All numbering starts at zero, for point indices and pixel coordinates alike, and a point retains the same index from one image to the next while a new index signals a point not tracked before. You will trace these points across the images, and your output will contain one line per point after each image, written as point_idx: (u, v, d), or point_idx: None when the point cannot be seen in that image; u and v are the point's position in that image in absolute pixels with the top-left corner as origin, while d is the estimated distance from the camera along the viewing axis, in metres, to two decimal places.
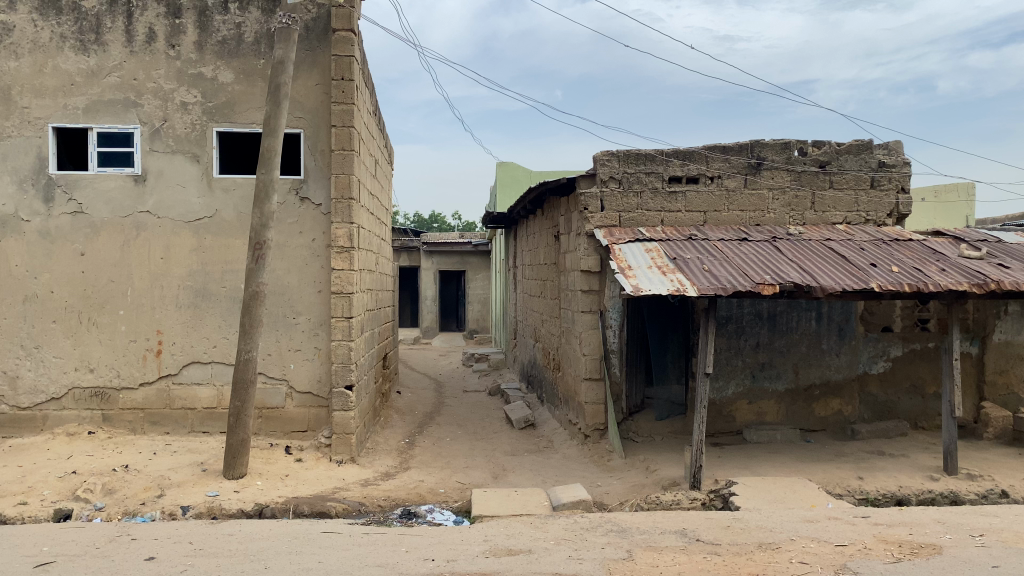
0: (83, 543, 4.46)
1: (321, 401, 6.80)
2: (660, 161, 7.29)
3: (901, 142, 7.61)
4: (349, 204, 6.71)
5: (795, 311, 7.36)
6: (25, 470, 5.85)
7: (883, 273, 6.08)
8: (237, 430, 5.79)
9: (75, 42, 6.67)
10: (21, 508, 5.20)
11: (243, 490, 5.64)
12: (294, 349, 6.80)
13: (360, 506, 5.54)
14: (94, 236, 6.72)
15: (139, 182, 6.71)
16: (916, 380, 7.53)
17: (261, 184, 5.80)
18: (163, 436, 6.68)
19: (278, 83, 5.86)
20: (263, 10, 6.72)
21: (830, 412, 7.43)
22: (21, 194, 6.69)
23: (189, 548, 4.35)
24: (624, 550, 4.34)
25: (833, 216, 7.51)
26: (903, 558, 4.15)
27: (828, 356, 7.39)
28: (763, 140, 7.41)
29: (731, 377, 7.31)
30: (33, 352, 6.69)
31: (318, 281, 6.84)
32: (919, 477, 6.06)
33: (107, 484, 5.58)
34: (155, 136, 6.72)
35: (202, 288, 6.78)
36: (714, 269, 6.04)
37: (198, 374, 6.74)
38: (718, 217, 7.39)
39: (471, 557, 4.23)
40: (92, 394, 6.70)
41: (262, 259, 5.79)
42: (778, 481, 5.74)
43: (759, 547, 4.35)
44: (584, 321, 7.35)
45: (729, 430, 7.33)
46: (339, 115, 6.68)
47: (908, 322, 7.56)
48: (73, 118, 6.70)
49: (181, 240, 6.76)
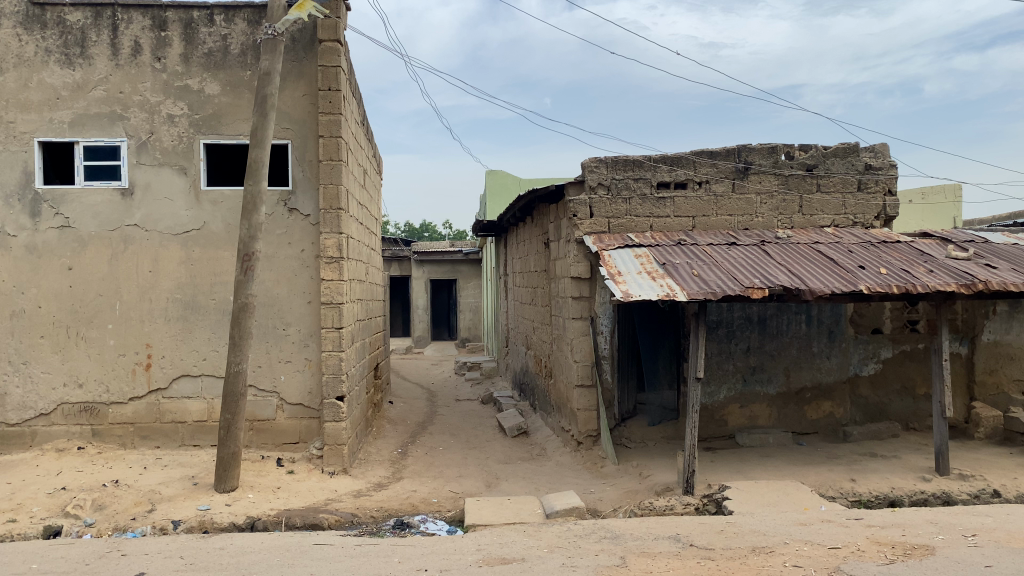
0: (73, 560, 4.42)
1: (312, 413, 6.77)
2: (648, 167, 7.33)
3: (887, 145, 7.67)
4: (338, 214, 6.71)
5: (785, 314, 7.38)
6: (14, 487, 5.80)
7: (871, 275, 6.11)
8: (227, 443, 5.74)
9: (60, 57, 6.65)
10: (10, 526, 5.15)
11: (235, 503, 5.60)
12: (284, 361, 6.77)
13: (352, 518, 5.51)
14: (81, 250, 6.69)
15: (126, 195, 6.69)
16: (906, 381, 7.56)
17: (249, 196, 5.74)
18: (153, 451, 6.64)
19: (265, 95, 5.83)
20: (249, 21, 6.72)
21: (822, 414, 7.44)
22: (7, 209, 6.66)
23: (180, 563, 4.32)
24: (617, 557, 4.32)
25: (820, 219, 7.56)
26: (897, 560, 4.15)
27: (819, 358, 7.41)
28: (750, 144, 7.40)
29: (723, 382, 7.31)
30: (20, 368, 6.64)
31: (307, 292, 6.82)
32: (912, 478, 6.07)
33: (97, 500, 5.52)
34: (142, 149, 6.70)
35: (191, 300, 6.75)
36: (704, 274, 6.06)
37: (189, 387, 6.70)
38: (707, 222, 7.41)
39: (465, 566, 4.21)
40: (81, 409, 6.66)
41: (251, 270, 5.75)
42: (772, 484, 5.75)
43: (753, 551, 4.34)
44: (575, 327, 7.35)
45: (722, 434, 7.31)
46: (326, 125, 6.68)
47: (898, 324, 7.58)
48: (59, 132, 6.68)
49: (170, 253, 6.73)
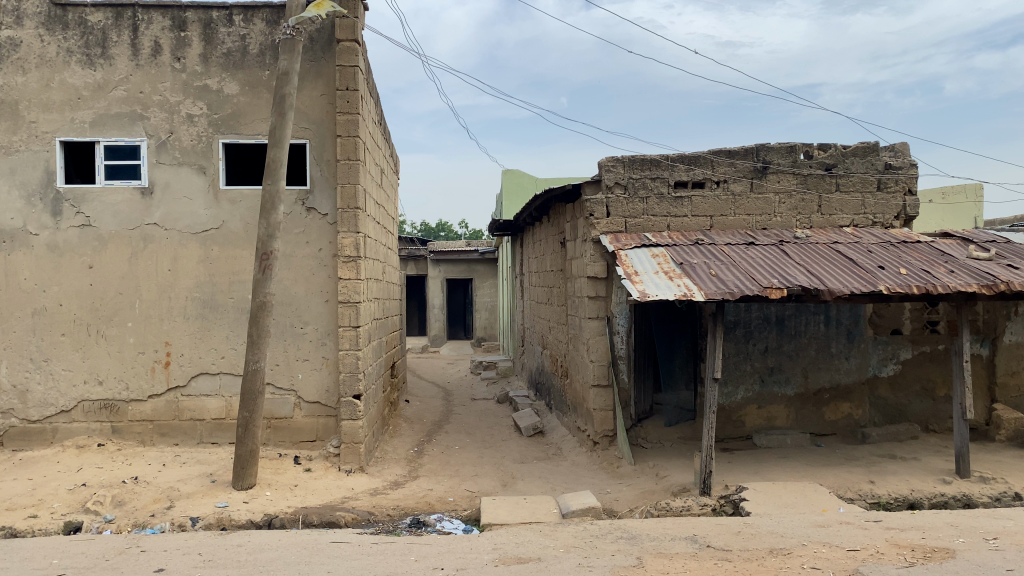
0: (93, 556, 4.46)
1: (329, 411, 6.80)
2: (665, 167, 7.31)
3: (907, 144, 7.60)
4: (355, 213, 6.74)
5: (803, 314, 7.33)
6: (35, 483, 5.87)
7: (891, 275, 6.05)
8: (245, 440, 5.78)
9: (81, 57, 6.71)
10: (31, 522, 5.21)
11: (252, 501, 5.63)
12: (302, 359, 6.80)
13: (369, 516, 5.53)
14: (101, 249, 6.75)
15: (146, 195, 6.75)
16: (926, 383, 7.50)
17: (267, 195, 5.77)
18: (172, 448, 6.69)
19: (283, 95, 5.86)
20: (267, 21, 6.76)
21: (840, 416, 7.39)
22: (29, 209, 6.73)
23: (198, 560, 4.35)
24: (634, 557, 4.31)
25: (839, 219, 7.49)
26: (916, 563, 4.11)
27: (837, 359, 7.36)
28: (769, 144, 7.36)
29: (740, 382, 7.27)
30: (42, 365, 6.71)
31: (324, 291, 6.85)
32: (931, 481, 6.01)
33: (116, 496, 5.58)
34: (161, 148, 6.75)
35: (210, 299, 6.79)
36: (721, 273, 6.03)
37: (207, 385, 6.74)
38: (725, 221, 7.37)
39: (481, 565, 4.21)
40: (101, 407, 6.72)
41: (269, 269, 5.78)
42: (790, 485, 5.70)
43: (770, 553, 4.31)
44: (591, 327, 7.34)
45: (739, 435, 7.28)
46: (343, 125, 6.70)
47: (918, 325, 7.51)
48: (80, 132, 6.74)
49: (189, 251, 6.78)
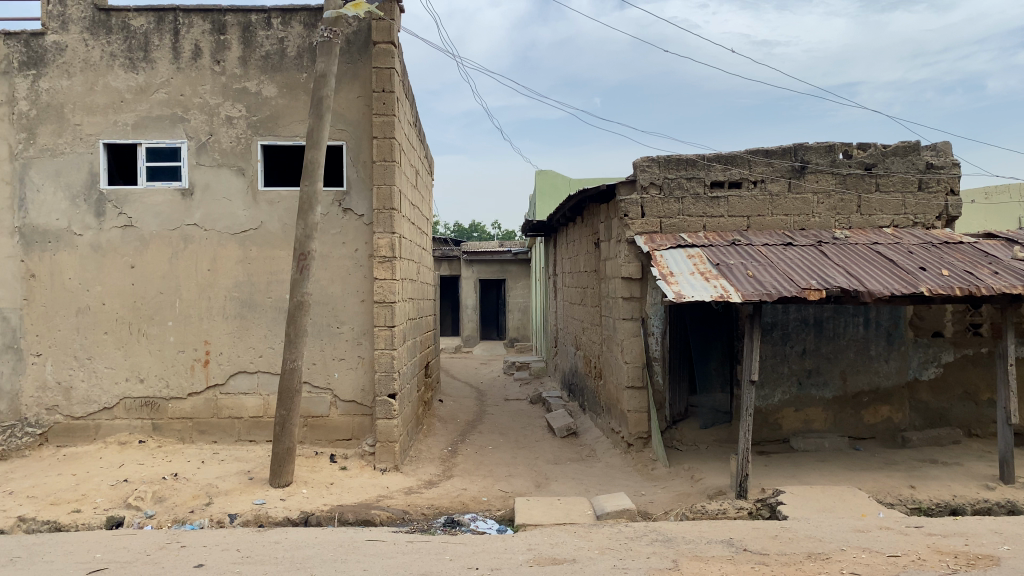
0: (134, 550, 4.55)
1: (365, 409, 6.85)
2: (701, 167, 7.25)
3: (950, 143, 7.44)
4: (391, 213, 6.78)
5: (842, 316, 7.22)
6: (79, 479, 5.99)
7: (933, 277, 5.93)
8: (282, 438, 5.84)
9: (124, 61, 6.84)
10: (75, 516, 5.32)
11: (289, 498, 5.70)
12: (338, 358, 6.87)
13: (404, 515, 5.56)
14: (143, 249, 6.87)
15: (186, 196, 6.86)
16: (969, 386, 7.34)
17: (305, 196, 5.83)
18: (210, 445, 6.80)
19: (321, 97, 5.91)
20: (305, 24, 6.83)
21: (880, 419, 7.27)
22: (74, 209, 6.88)
23: (236, 556, 4.41)
24: (669, 560, 4.28)
25: (879, 219, 7.37)
26: (960, 570, 4.03)
27: (876, 361, 7.24)
28: (807, 143, 7.27)
29: (777, 385, 7.19)
30: (85, 362, 6.86)
31: (360, 291, 6.90)
32: (974, 486, 5.88)
33: (157, 492, 5.68)
34: (202, 150, 6.86)
35: (248, 298, 6.88)
36: (758, 274, 5.97)
37: (245, 383, 6.83)
38: (762, 222, 7.29)
39: (516, 566, 4.21)
40: (142, 404, 6.84)
41: (307, 269, 5.85)
42: (828, 490, 5.62)
43: (809, 557, 4.26)
44: (626, 328, 7.31)
45: (776, 438, 7.20)
46: (379, 126, 6.75)
47: (960, 328, 7.35)
48: (123, 135, 6.88)
49: (228, 252, 6.88)
